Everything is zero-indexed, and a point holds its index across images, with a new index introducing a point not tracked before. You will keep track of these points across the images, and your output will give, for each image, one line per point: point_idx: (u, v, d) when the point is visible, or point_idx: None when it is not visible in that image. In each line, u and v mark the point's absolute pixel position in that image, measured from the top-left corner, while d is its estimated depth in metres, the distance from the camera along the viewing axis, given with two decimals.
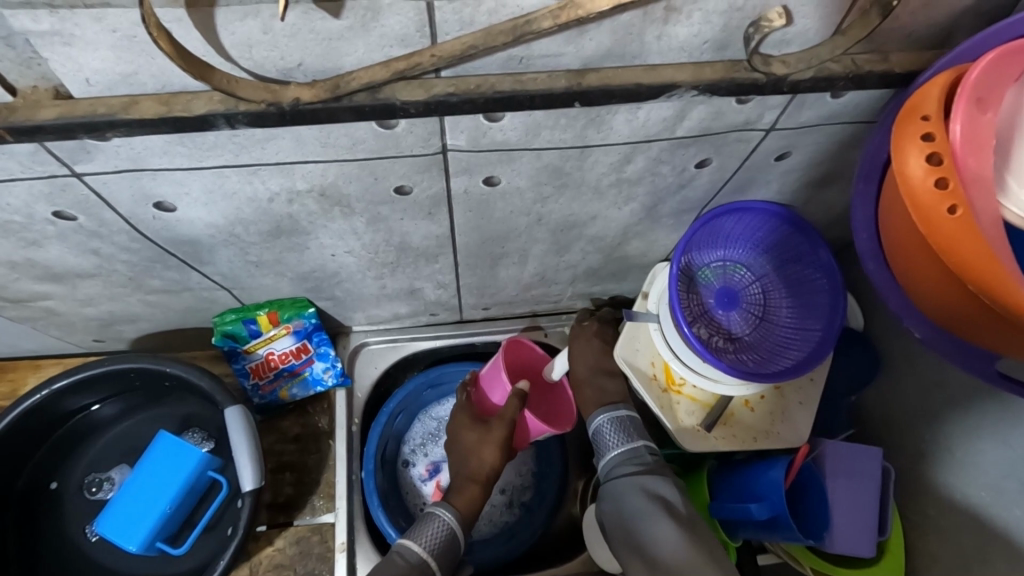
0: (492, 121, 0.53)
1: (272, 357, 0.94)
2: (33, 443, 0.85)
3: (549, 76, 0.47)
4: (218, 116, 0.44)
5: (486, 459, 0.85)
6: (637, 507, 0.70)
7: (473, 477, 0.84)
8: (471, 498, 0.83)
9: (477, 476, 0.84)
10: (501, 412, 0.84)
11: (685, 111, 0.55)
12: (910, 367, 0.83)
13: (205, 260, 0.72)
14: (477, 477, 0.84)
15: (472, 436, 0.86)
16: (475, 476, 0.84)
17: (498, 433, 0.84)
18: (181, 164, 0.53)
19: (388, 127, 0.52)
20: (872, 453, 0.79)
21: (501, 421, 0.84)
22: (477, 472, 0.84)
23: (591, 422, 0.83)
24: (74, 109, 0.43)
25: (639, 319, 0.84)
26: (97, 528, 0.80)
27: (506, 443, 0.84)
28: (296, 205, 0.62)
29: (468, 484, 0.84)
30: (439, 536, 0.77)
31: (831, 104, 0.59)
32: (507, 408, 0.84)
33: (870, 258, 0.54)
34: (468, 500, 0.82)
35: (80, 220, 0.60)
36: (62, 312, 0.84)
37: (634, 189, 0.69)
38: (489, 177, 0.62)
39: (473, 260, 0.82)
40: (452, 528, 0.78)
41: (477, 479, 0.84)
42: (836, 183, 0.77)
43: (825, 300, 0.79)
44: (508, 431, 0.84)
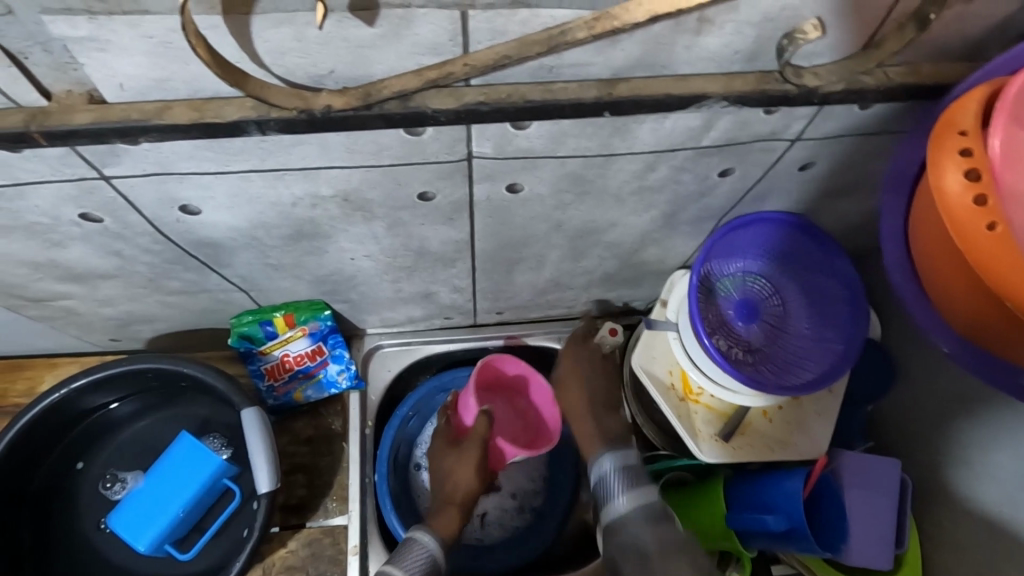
0: (518, 129, 0.53)
1: (287, 358, 0.94)
2: (50, 441, 0.86)
3: (579, 85, 0.47)
4: (249, 122, 0.44)
5: (462, 484, 0.85)
6: (658, 544, 0.64)
7: (451, 501, 0.84)
8: (449, 522, 0.81)
9: (453, 500, 0.84)
10: (472, 432, 0.86)
11: (712, 121, 0.55)
12: (929, 380, 0.82)
13: (225, 262, 0.72)
14: (454, 502, 0.84)
15: (450, 459, 0.88)
16: (452, 499, 0.84)
17: (471, 455, 0.86)
18: (208, 169, 0.54)
19: (415, 134, 0.52)
20: (890, 465, 0.79)
21: (473, 441, 0.86)
22: (453, 497, 0.84)
23: (599, 466, 0.78)
24: (108, 114, 0.44)
25: (658, 327, 0.84)
26: (109, 523, 0.81)
27: (480, 465, 0.86)
28: (318, 210, 0.62)
29: (447, 508, 0.83)
30: (422, 564, 0.72)
31: (857, 115, 0.58)
32: (477, 429, 0.86)
33: (895, 271, 0.54)
34: (446, 524, 0.80)
35: (105, 221, 0.61)
36: (82, 312, 0.85)
37: (654, 197, 0.69)
38: (511, 183, 0.62)
39: (490, 265, 0.82)
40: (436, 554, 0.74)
41: (452, 503, 0.83)
42: (858, 193, 0.76)
43: (845, 314, 0.79)
44: (480, 453, 0.86)
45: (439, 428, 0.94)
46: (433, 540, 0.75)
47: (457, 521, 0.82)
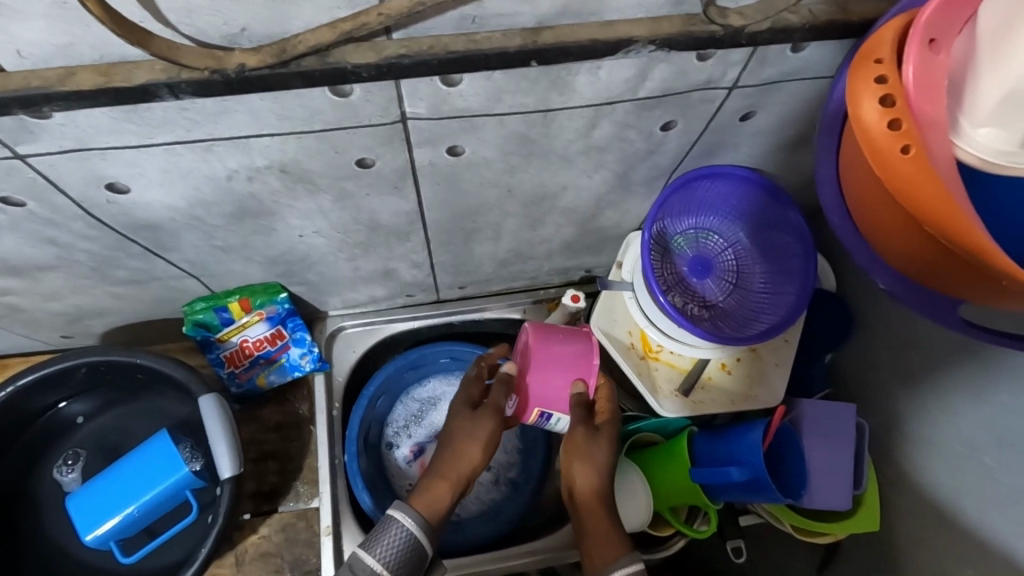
0: (451, 86, 0.52)
1: (246, 344, 0.93)
2: (5, 440, 0.83)
3: (504, 34, 0.46)
4: (160, 85, 0.42)
5: (468, 455, 0.76)
6: None
7: (445, 473, 0.75)
8: (441, 497, 0.73)
9: (452, 466, 0.75)
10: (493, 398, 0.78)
11: (646, 70, 0.55)
12: (884, 325, 0.84)
13: (168, 246, 0.70)
14: (448, 476, 0.75)
15: (459, 424, 0.78)
16: (444, 471, 0.75)
17: (488, 416, 0.77)
18: (131, 142, 0.52)
19: (344, 94, 0.51)
20: (846, 410, 0.81)
21: (491, 407, 0.78)
22: (449, 469, 0.75)
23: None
24: (7, 83, 0.41)
25: (614, 287, 0.86)
26: (68, 501, 0.80)
27: (490, 438, 0.77)
28: (257, 183, 0.60)
29: (437, 480, 0.74)
30: (402, 543, 0.66)
31: (792, 60, 0.58)
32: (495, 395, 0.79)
33: (834, 213, 0.53)
34: (433, 500, 0.72)
35: (30, 206, 0.58)
36: (26, 308, 0.82)
37: (601, 156, 0.68)
38: (453, 147, 0.61)
39: (445, 236, 0.81)
40: (418, 537, 0.67)
41: (448, 473, 0.75)
42: (806, 144, 0.77)
43: (796, 262, 0.80)
44: (495, 424, 0.77)
45: (466, 375, 0.85)
46: (418, 518, 0.68)
47: (448, 496, 0.73)
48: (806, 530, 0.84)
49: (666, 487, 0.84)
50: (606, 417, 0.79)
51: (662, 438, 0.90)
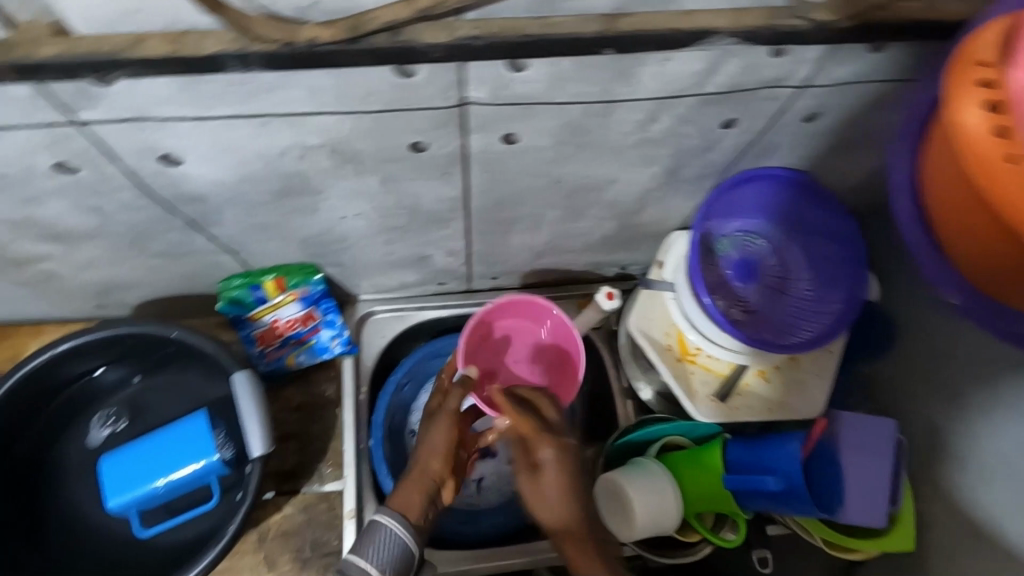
0: (516, 70, 0.50)
1: (278, 324, 0.93)
2: (36, 408, 0.83)
3: (581, 20, 0.44)
4: (228, 56, 0.41)
5: (437, 456, 0.69)
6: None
7: (412, 476, 0.69)
8: (415, 498, 0.66)
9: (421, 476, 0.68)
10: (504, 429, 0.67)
11: (717, 64, 0.53)
12: (926, 340, 0.81)
13: (210, 221, 0.70)
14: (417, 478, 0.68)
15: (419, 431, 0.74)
16: (414, 473, 0.69)
17: (442, 418, 0.71)
18: (187, 114, 0.51)
19: (406, 75, 0.49)
20: (884, 425, 0.79)
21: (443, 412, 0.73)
22: (415, 472, 0.69)
23: None
24: (76, 47, 0.40)
25: (655, 287, 0.85)
26: (102, 460, 0.81)
27: (451, 435, 0.71)
28: (307, 161, 0.59)
29: (408, 484, 0.68)
30: (390, 548, 0.62)
31: (867, 59, 0.56)
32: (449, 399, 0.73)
33: (906, 223, 0.51)
34: (410, 501, 0.66)
35: (81, 173, 0.58)
36: (64, 276, 0.82)
37: (656, 151, 0.66)
38: (508, 134, 0.59)
39: (485, 225, 0.80)
40: (407, 538, 0.62)
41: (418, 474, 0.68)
42: (865, 150, 0.74)
43: (845, 271, 0.78)
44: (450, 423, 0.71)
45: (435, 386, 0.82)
46: (400, 521, 0.63)
47: (424, 499, 0.67)
48: (838, 546, 0.82)
49: (693, 493, 0.83)
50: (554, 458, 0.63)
51: (689, 442, 0.88)
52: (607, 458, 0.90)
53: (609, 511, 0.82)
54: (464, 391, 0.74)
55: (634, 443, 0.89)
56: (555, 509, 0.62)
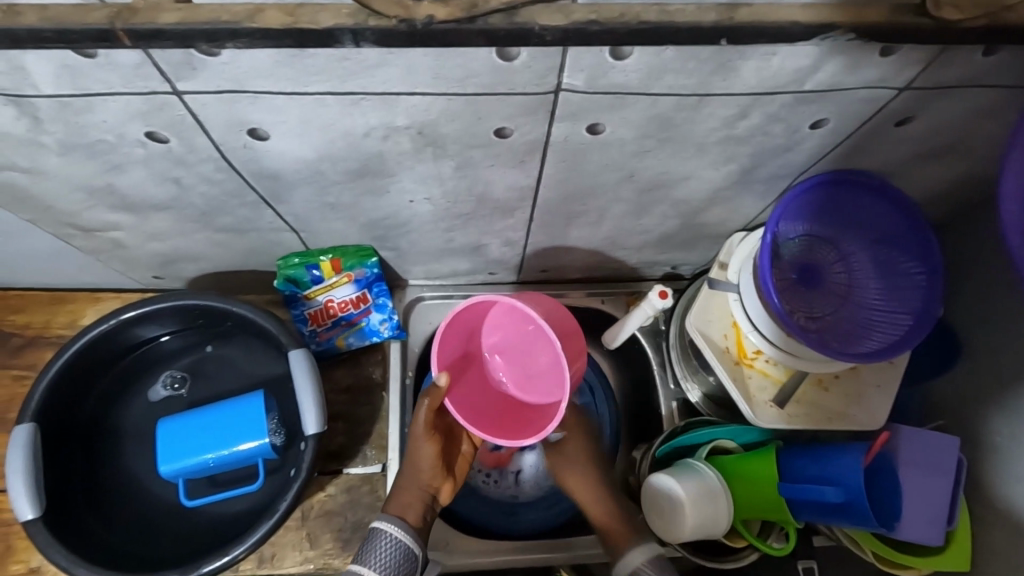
0: (618, 59, 0.50)
1: (331, 304, 0.93)
2: (98, 370, 0.85)
3: (697, 9, 0.44)
4: (344, 31, 0.42)
5: (426, 470, 0.76)
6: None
7: (405, 485, 0.76)
8: (412, 506, 0.75)
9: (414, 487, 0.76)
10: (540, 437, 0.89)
11: (821, 61, 0.51)
12: (995, 359, 0.79)
13: (282, 198, 0.70)
14: (411, 486, 0.76)
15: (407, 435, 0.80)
16: (410, 483, 0.76)
17: (417, 436, 0.76)
18: (284, 89, 0.51)
19: (507, 59, 0.49)
20: (948, 442, 0.77)
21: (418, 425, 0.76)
22: (406, 481, 0.76)
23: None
24: (196, 15, 0.41)
25: (718, 287, 0.83)
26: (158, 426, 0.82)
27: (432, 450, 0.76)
28: (389, 142, 0.59)
29: (403, 492, 0.76)
30: (392, 553, 0.70)
31: (974, 63, 0.54)
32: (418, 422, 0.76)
33: (1014, 233, 0.52)
34: (407, 505, 0.75)
35: (171, 143, 0.58)
36: (129, 245, 0.83)
37: (737, 148, 0.65)
38: (594, 125, 0.59)
39: (549, 217, 0.79)
40: (410, 543, 0.71)
41: (411, 487, 0.76)
42: (949, 158, 0.72)
43: (919, 285, 0.75)
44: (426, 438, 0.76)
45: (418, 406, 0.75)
46: (401, 527, 0.72)
47: (421, 505, 0.75)
48: (889, 562, 0.80)
49: (744, 498, 0.81)
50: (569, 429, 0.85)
51: (737, 448, 0.87)
52: (654, 460, 0.89)
53: (659, 514, 0.82)
54: (431, 403, 0.73)
55: (682, 445, 0.88)
56: (579, 458, 0.84)
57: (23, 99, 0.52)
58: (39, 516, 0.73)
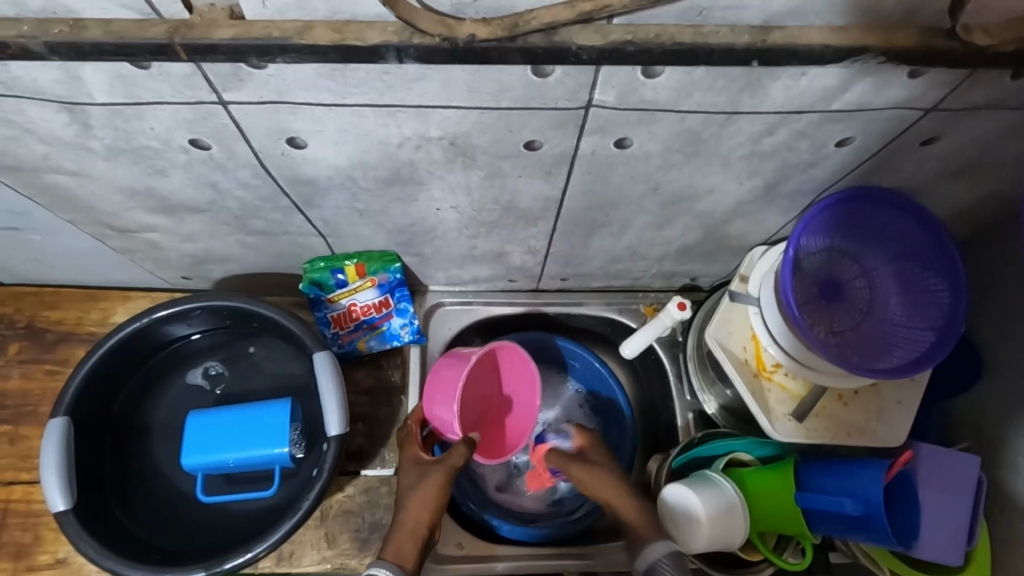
0: (648, 76, 0.51)
1: (354, 308, 0.95)
2: (132, 365, 0.87)
3: (730, 30, 0.45)
4: (389, 48, 0.44)
5: (429, 510, 0.75)
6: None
7: (403, 522, 0.74)
8: (409, 551, 0.72)
9: (415, 530, 0.74)
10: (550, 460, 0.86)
11: (850, 81, 0.52)
12: (1018, 378, 0.79)
13: (314, 204, 0.72)
14: (410, 526, 0.74)
15: (410, 475, 0.79)
16: (410, 521, 0.74)
17: (439, 473, 0.77)
18: (325, 100, 0.53)
19: (541, 75, 0.51)
20: (968, 461, 0.77)
21: (443, 465, 0.78)
22: (406, 520, 0.74)
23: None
24: (249, 31, 0.43)
25: (738, 299, 0.84)
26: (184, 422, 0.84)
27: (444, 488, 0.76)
28: (421, 152, 0.61)
29: (400, 531, 0.74)
30: None
31: (1003, 86, 0.55)
32: (454, 455, 0.78)
33: None
34: (402, 550, 0.72)
35: (212, 150, 0.60)
36: (163, 246, 0.86)
37: (763, 165, 0.66)
38: (621, 139, 0.60)
39: (572, 227, 0.80)
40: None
41: (411, 529, 0.74)
42: (973, 177, 0.72)
43: (942, 303, 0.75)
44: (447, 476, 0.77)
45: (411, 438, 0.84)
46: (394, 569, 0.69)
47: (418, 547, 0.73)
48: None
49: (761, 510, 0.81)
50: (582, 441, 0.86)
51: (752, 460, 0.87)
52: (670, 470, 0.90)
53: (675, 523, 0.82)
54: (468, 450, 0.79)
55: (699, 456, 0.88)
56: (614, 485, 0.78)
57: (76, 107, 0.54)
58: (70, 508, 0.75)
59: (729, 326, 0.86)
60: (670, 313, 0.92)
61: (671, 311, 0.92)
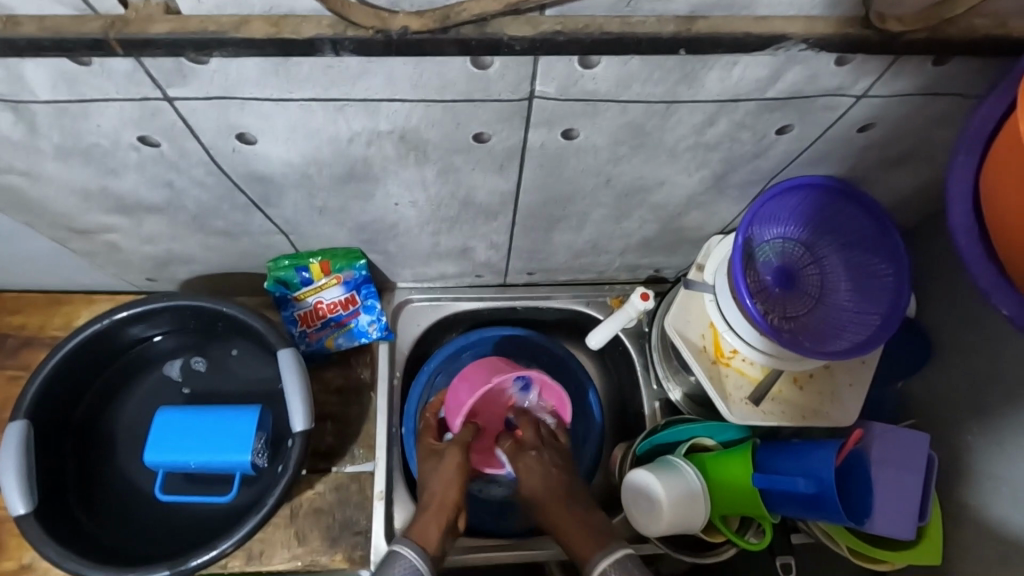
0: (586, 67, 0.53)
1: (320, 306, 0.95)
2: (94, 369, 0.87)
3: (657, 21, 0.47)
4: (325, 40, 0.45)
5: (448, 486, 0.81)
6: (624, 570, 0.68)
7: (428, 508, 0.79)
8: (432, 531, 0.75)
9: (438, 511, 0.78)
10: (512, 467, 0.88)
11: (782, 70, 0.54)
12: (963, 357, 0.81)
13: (272, 202, 0.72)
14: (432, 509, 0.78)
15: (429, 466, 0.86)
16: (431, 502, 0.79)
17: (453, 454, 0.85)
18: (271, 95, 0.54)
19: (482, 67, 0.52)
20: (917, 439, 0.79)
21: (456, 445, 0.86)
22: (429, 504, 0.79)
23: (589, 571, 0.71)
24: (186, 25, 0.44)
25: (695, 288, 0.86)
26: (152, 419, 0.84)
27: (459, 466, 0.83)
28: (373, 147, 0.62)
29: (424, 516, 0.77)
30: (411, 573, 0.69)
31: (928, 72, 0.57)
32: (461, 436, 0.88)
33: (961, 232, 0.57)
34: (425, 532, 0.75)
35: (162, 147, 0.61)
36: (123, 248, 0.85)
37: (709, 154, 0.67)
38: (568, 131, 0.61)
39: (531, 221, 0.81)
40: (424, 565, 0.70)
41: (438, 512, 0.78)
42: (912, 164, 0.75)
43: (886, 285, 0.77)
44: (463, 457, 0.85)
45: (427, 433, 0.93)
46: (418, 550, 0.71)
47: (440, 527, 0.76)
48: (865, 557, 0.82)
49: (722, 492, 0.84)
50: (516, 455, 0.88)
51: (716, 446, 0.89)
52: (636, 457, 0.91)
53: (638, 509, 0.84)
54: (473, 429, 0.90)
55: (663, 442, 0.90)
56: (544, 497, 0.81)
57: (20, 105, 0.54)
58: (30, 511, 0.75)
59: (690, 313, 0.87)
60: (635, 304, 0.93)
61: (636, 301, 0.93)
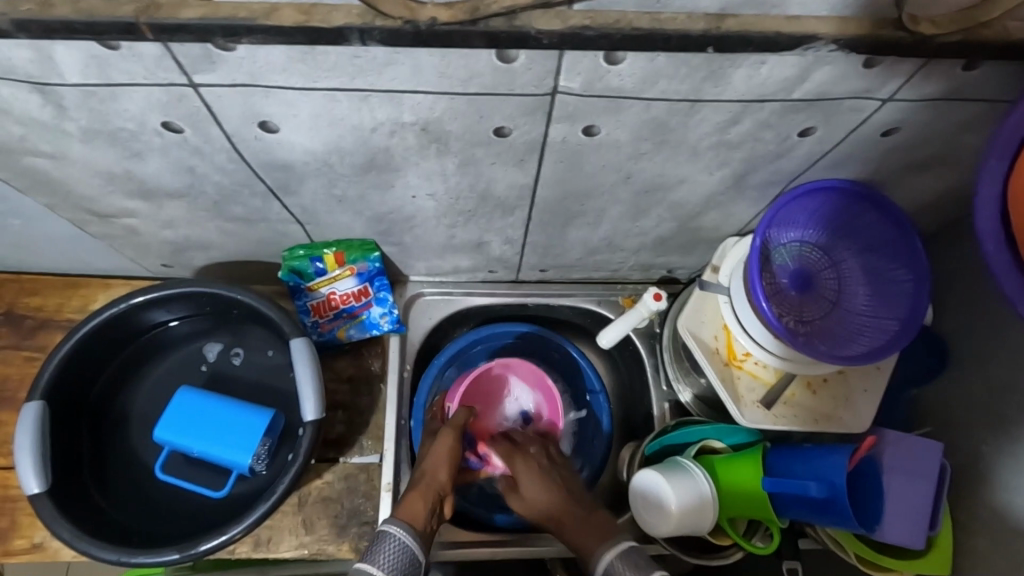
0: (612, 63, 0.52)
1: (334, 296, 0.95)
2: (110, 352, 0.88)
3: (687, 18, 0.47)
4: (354, 30, 0.46)
5: (440, 465, 0.81)
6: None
7: (416, 488, 0.78)
8: (419, 509, 0.75)
9: (426, 490, 0.78)
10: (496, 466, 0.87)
11: (809, 70, 0.54)
12: (981, 367, 0.81)
13: (291, 190, 0.73)
14: (421, 490, 0.78)
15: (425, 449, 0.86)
16: (422, 482, 0.79)
17: (448, 434, 0.86)
18: (297, 83, 0.54)
19: (508, 60, 0.52)
20: (932, 447, 0.79)
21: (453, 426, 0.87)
22: (419, 485, 0.79)
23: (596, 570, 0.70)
24: (217, 11, 0.45)
25: (709, 289, 0.85)
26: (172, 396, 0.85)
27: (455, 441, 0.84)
28: (395, 138, 0.62)
29: (413, 496, 0.77)
30: (394, 555, 0.69)
31: (958, 77, 0.57)
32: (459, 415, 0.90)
33: (988, 240, 0.56)
34: (414, 512, 0.74)
35: (186, 133, 0.61)
36: (141, 233, 0.86)
37: (730, 154, 0.67)
38: (590, 126, 0.61)
39: (548, 216, 0.81)
40: (413, 547, 0.70)
41: (423, 490, 0.77)
42: (937, 169, 0.74)
43: (904, 290, 0.76)
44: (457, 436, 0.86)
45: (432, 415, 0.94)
46: (405, 528, 0.71)
47: (429, 506, 0.76)
48: (872, 563, 0.80)
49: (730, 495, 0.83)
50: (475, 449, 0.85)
51: (725, 448, 0.88)
52: (644, 457, 0.91)
53: (644, 506, 0.84)
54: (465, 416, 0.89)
55: (673, 442, 0.90)
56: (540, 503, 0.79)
57: (49, 87, 0.55)
58: (44, 491, 0.76)
59: (705, 315, 0.87)
60: (647, 304, 0.93)
61: (648, 300, 0.93)
